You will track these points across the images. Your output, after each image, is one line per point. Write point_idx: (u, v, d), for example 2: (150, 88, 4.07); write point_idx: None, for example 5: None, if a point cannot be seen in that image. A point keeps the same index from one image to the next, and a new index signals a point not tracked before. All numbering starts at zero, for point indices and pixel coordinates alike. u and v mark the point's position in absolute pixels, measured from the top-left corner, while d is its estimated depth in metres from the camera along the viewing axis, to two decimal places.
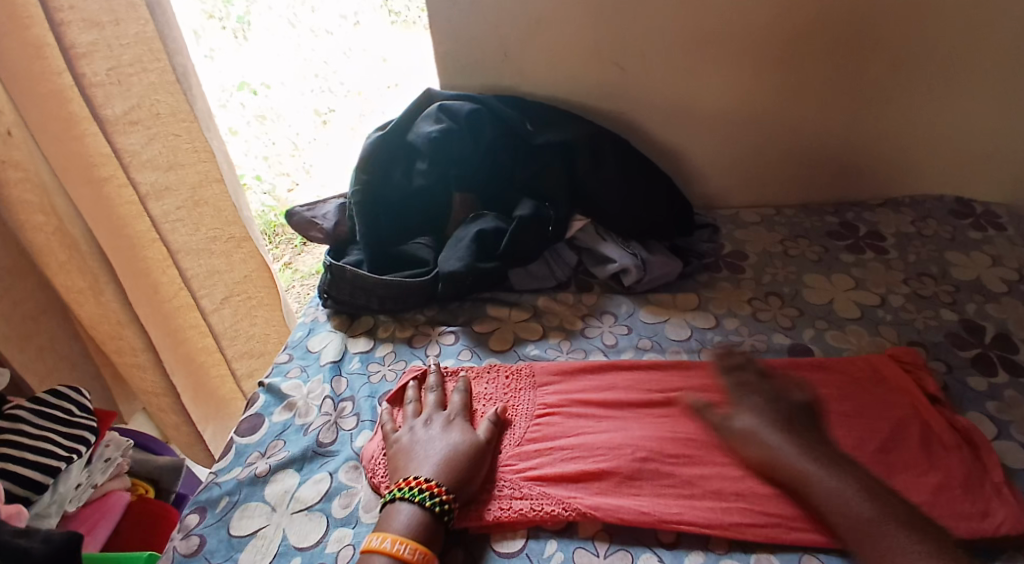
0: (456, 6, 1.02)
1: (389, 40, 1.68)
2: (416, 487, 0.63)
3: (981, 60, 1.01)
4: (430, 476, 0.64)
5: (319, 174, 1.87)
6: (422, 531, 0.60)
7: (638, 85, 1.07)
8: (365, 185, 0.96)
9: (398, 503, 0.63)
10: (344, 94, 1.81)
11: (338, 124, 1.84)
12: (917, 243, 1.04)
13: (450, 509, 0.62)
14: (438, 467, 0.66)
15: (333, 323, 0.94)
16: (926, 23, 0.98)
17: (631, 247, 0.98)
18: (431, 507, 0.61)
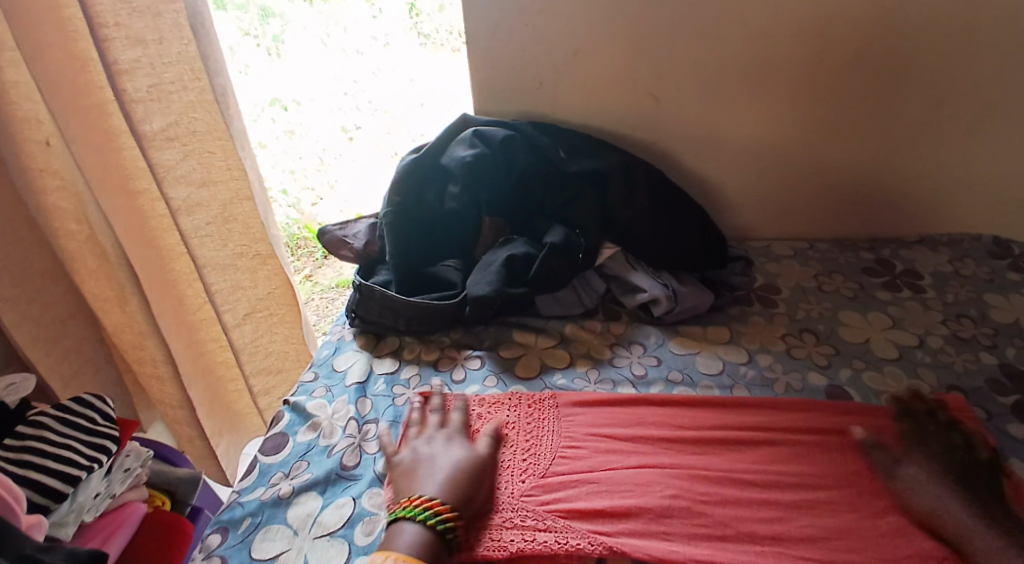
0: (494, 34, 1.03)
1: (417, 62, 1.74)
2: (419, 505, 0.63)
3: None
4: (432, 494, 0.64)
5: (342, 189, 1.88)
6: (424, 549, 0.60)
7: (672, 117, 1.07)
8: (396, 206, 0.96)
9: (401, 522, 0.62)
10: (371, 112, 1.85)
11: (365, 140, 1.86)
12: (955, 283, 1.01)
13: (454, 528, 0.62)
14: (439, 483, 0.66)
15: (359, 342, 0.94)
16: (969, 60, 0.97)
17: (662, 277, 0.97)
18: (433, 525, 0.61)
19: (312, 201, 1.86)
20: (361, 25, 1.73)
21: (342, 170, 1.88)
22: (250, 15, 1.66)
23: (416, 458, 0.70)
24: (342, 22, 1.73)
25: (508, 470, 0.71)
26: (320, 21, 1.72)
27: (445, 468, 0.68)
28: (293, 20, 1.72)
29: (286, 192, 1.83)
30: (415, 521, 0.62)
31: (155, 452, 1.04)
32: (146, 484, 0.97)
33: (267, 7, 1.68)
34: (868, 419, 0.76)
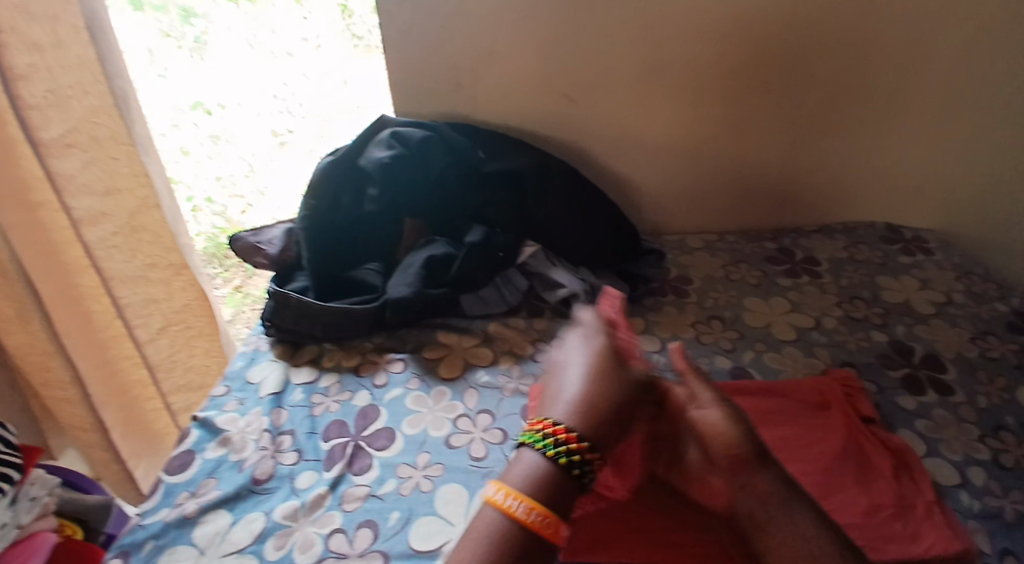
0: (409, 35, 1.03)
1: (349, 61, 1.64)
2: (544, 432, 0.58)
3: (910, 98, 1.08)
4: (558, 418, 0.60)
5: (275, 196, 1.77)
6: (542, 487, 0.55)
7: (588, 117, 1.11)
8: (312, 211, 0.95)
9: (523, 450, 0.59)
10: (303, 116, 1.73)
11: (297, 146, 1.74)
12: (849, 268, 1.09)
13: (585, 463, 0.57)
14: (571, 409, 0.61)
15: (275, 352, 0.92)
16: (863, 58, 1.04)
17: (580, 272, 1.00)
18: (559, 459, 0.56)
19: (241, 208, 1.76)
20: (289, 28, 1.62)
21: (272, 176, 1.77)
22: (170, 15, 1.54)
23: (563, 365, 0.67)
24: (270, 25, 1.61)
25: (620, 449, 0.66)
26: (245, 21, 1.60)
27: (573, 383, 0.63)
28: (218, 20, 1.59)
29: (211, 200, 1.74)
30: (541, 452, 0.57)
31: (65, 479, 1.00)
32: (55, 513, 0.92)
33: (189, 7, 1.55)
34: (774, 398, 0.80)
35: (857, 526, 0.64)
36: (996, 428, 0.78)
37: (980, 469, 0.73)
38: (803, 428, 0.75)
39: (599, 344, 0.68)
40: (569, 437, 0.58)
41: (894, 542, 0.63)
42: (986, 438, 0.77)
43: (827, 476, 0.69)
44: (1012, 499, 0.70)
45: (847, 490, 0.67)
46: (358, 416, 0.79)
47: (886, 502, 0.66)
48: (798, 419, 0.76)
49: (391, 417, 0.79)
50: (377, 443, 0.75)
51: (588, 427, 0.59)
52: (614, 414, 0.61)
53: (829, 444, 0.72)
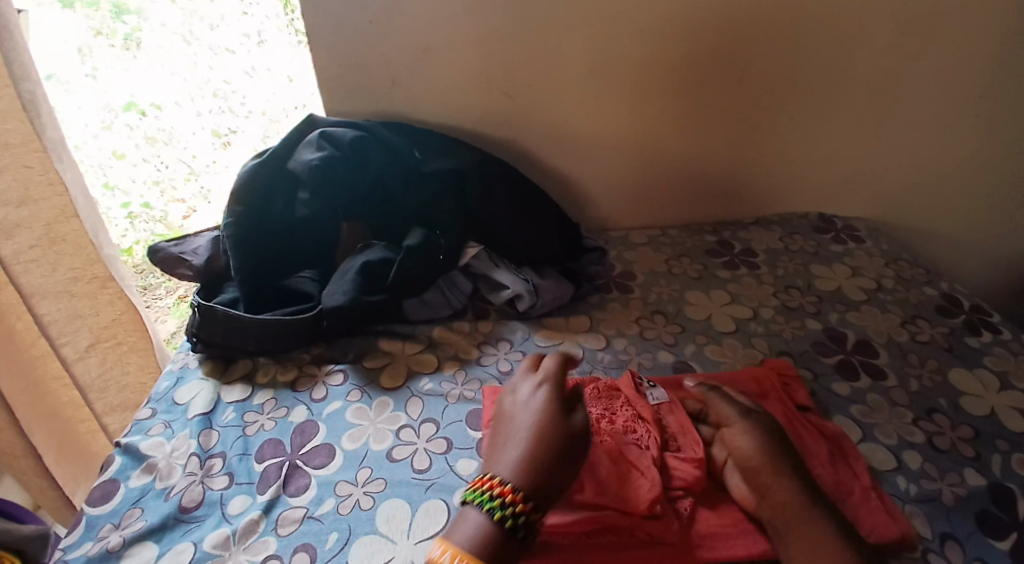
0: (339, 32, 1.00)
1: (296, 58, 1.51)
2: (486, 489, 0.60)
3: (843, 93, 1.10)
4: (503, 476, 0.61)
5: (219, 199, 1.61)
6: (483, 543, 0.57)
7: (527, 114, 1.10)
8: (241, 218, 0.89)
9: (467, 507, 0.60)
10: (247, 117, 1.57)
11: (240, 149, 1.58)
12: (786, 258, 1.11)
13: (522, 521, 0.58)
14: (515, 465, 0.61)
15: (204, 369, 0.87)
16: (797, 54, 1.06)
17: (523, 272, 0.99)
18: (497, 516, 0.58)
19: (181, 212, 1.59)
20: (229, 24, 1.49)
21: (214, 181, 1.59)
22: (100, 9, 1.40)
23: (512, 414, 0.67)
24: (209, 20, 1.49)
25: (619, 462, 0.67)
26: (181, 16, 1.48)
27: (520, 438, 0.63)
28: (151, 16, 1.47)
29: (148, 205, 1.56)
30: (481, 509, 0.58)
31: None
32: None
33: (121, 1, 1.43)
34: None
35: None
36: (929, 410, 0.81)
37: (916, 452, 0.76)
38: None
39: (545, 397, 0.67)
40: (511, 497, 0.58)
41: None
42: (919, 421, 0.80)
43: None
44: (947, 481, 0.72)
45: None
46: (295, 433, 0.76)
47: (825, 490, 0.68)
48: None
49: (330, 432, 0.76)
50: (315, 461, 0.72)
51: (529, 485, 0.60)
52: (561, 462, 0.62)
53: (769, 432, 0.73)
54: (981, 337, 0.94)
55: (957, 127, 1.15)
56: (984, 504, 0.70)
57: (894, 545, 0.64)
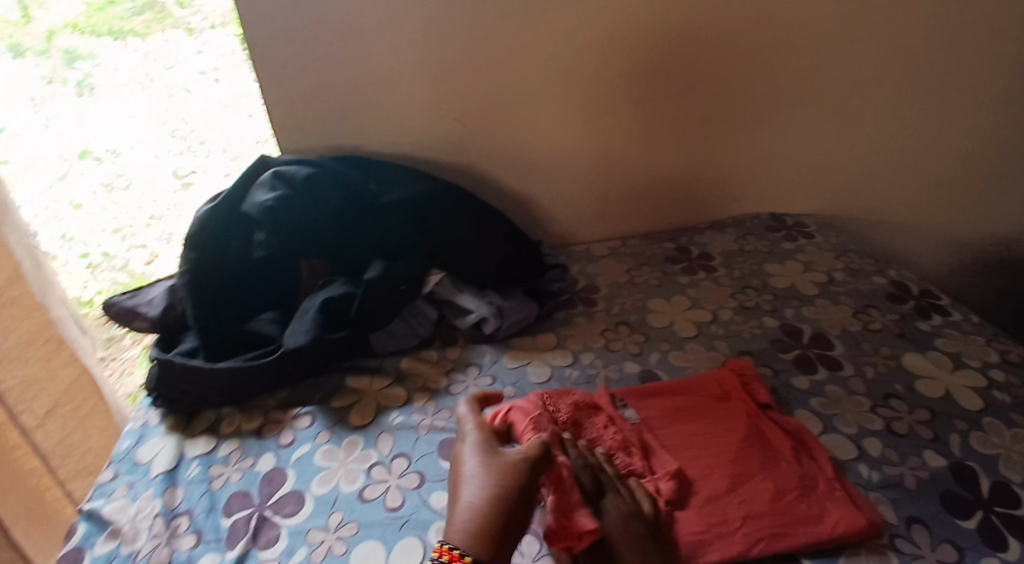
0: (284, 72, 1.00)
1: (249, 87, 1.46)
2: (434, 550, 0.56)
3: (782, 94, 1.13)
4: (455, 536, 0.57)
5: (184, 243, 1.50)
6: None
7: (478, 139, 1.11)
8: (194, 265, 0.87)
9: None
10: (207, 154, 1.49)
11: (204, 187, 1.49)
12: (740, 259, 1.14)
13: None
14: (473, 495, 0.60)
15: (166, 425, 0.85)
16: (730, 62, 1.08)
17: (487, 295, 0.98)
18: None
19: (143, 257, 1.48)
20: (184, 65, 1.43)
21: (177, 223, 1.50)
22: (51, 56, 1.27)
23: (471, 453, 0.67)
24: (166, 64, 1.42)
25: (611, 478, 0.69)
26: (135, 59, 1.39)
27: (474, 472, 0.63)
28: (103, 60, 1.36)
29: (109, 253, 1.45)
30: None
31: None
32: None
33: (74, 45, 1.31)
34: (678, 397, 0.81)
35: (767, 513, 0.66)
36: (885, 396, 0.84)
37: (875, 439, 0.77)
38: (708, 423, 0.77)
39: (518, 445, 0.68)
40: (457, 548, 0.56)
41: (802, 525, 0.65)
42: (877, 408, 0.82)
43: (735, 464, 0.71)
44: (909, 465, 0.74)
45: (754, 478, 0.70)
46: (263, 482, 0.75)
47: (790, 486, 0.69)
48: (703, 414, 0.78)
49: (299, 478, 0.74)
50: (285, 509, 0.71)
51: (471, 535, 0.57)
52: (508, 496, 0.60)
53: (733, 437, 0.75)
54: (931, 320, 0.96)
55: (893, 120, 1.19)
56: (948, 484, 0.72)
57: (863, 533, 0.65)
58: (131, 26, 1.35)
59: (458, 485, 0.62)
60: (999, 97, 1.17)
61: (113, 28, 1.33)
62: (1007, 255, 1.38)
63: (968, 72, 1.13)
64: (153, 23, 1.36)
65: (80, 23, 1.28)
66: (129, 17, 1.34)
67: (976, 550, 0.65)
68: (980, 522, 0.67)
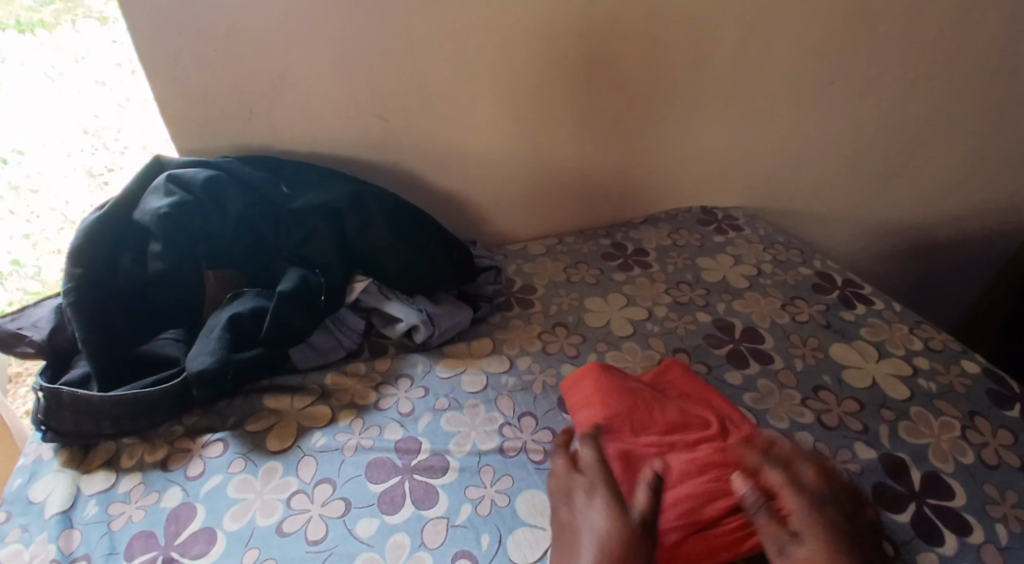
0: (182, 64, 0.91)
1: None
2: None
3: (708, 88, 1.13)
4: None
5: None
6: None
7: (403, 136, 1.05)
8: (81, 281, 0.77)
9: None
10: (124, 151, 1.14)
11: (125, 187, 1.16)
12: (674, 254, 1.13)
13: None
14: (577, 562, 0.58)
15: (60, 460, 0.76)
16: (658, 57, 1.07)
17: (417, 302, 0.93)
18: None
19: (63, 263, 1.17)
20: (99, 59, 1.06)
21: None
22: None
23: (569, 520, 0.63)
24: (79, 57, 1.05)
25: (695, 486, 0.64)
26: (42, 53, 1.04)
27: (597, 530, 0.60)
28: None
29: (17, 262, 1.14)
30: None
31: None
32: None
33: None
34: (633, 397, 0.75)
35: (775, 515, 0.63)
36: (814, 388, 0.84)
37: (806, 433, 0.78)
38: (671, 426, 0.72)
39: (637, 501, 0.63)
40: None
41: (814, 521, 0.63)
42: (807, 401, 0.82)
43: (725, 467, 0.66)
44: (840, 458, 0.74)
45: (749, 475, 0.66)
46: (170, 520, 0.67)
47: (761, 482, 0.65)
48: (662, 416, 0.73)
49: (210, 514, 0.67)
50: (194, 549, 0.64)
51: None
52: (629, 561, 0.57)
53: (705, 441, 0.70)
54: (855, 310, 0.98)
55: (814, 114, 1.21)
56: (879, 477, 0.72)
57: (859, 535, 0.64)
58: (40, 17, 1.02)
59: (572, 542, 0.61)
60: (910, 89, 1.20)
61: (20, 20, 1.01)
62: (922, 240, 1.44)
63: (881, 66, 1.16)
64: (62, 11, 1.02)
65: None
66: (36, 7, 1.01)
67: (912, 545, 0.65)
68: (914, 515, 0.68)
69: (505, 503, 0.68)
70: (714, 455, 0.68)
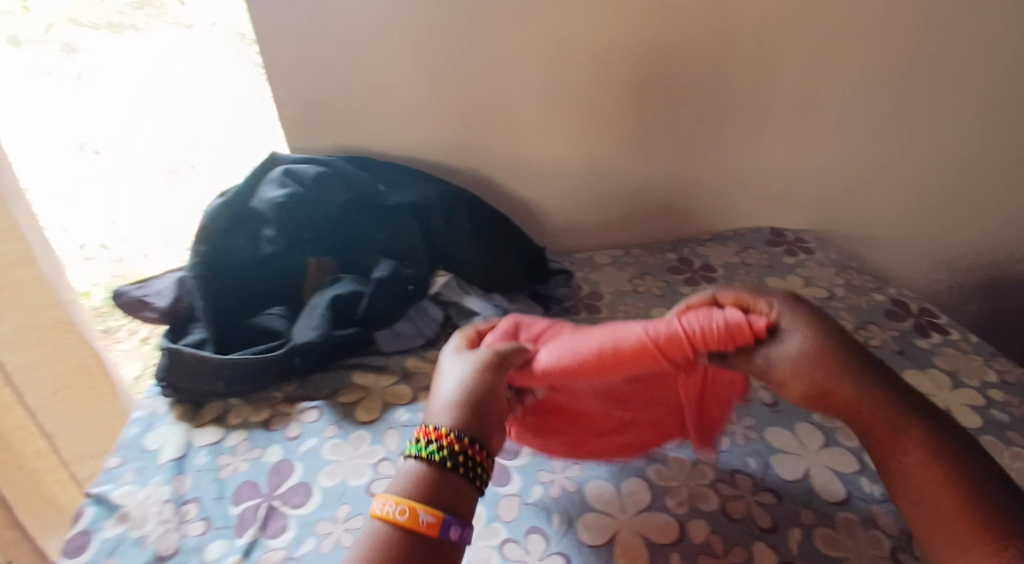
0: (296, 70, 1.01)
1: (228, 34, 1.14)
2: (417, 440, 0.58)
3: (781, 113, 1.16)
4: (439, 423, 0.59)
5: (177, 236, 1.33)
6: (419, 486, 0.55)
7: (485, 146, 1.13)
8: (202, 258, 0.87)
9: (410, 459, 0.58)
10: (199, 147, 1.26)
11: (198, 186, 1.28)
12: (742, 271, 1.16)
13: (460, 457, 0.57)
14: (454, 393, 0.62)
15: (174, 414, 0.85)
16: (734, 79, 1.11)
17: (494, 298, 0.99)
18: (433, 459, 0.56)
19: (141, 249, 1.32)
20: (178, 58, 1.17)
21: (171, 216, 1.31)
22: (49, 47, 1.08)
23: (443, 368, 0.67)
24: (162, 59, 1.17)
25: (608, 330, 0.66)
26: (128, 52, 1.15)
27: (449, 385, 0.63)
28: (86, 37, 1.11)
29: (104, 245, 1.29)
30: (419, 459, 0.57)
31: None
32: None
33: (71, 37, 1.10)
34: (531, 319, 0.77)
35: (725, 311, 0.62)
36: None
37: None
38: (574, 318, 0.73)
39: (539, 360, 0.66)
40: (456, 443, 0.57)
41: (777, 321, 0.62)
42: None
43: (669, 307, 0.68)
44: None
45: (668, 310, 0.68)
46: (272, 473, 0.75)
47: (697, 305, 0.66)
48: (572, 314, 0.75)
49: (307, 471, 0.75)
50: (293, 500, 0.72)
51: (461, 424, 0.59)
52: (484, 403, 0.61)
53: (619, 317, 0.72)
54: (930, 338, 0.99)
55: (888, 143, 1.22)
56: None
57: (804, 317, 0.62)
58: (130, 20, 1.12)
59: (438, 385, 0.65)
60: (991, 120, 1.20)
61: (112, 21, 1.11)
62: (998, 276, 1.41)
63: (960, 98, 1.17)
64: (149, 14, 1.13)
65: (77, 14, 1.08)
66: (126, 10, 1.11)
67: None
68: None
69: (574, 489, 0.73)
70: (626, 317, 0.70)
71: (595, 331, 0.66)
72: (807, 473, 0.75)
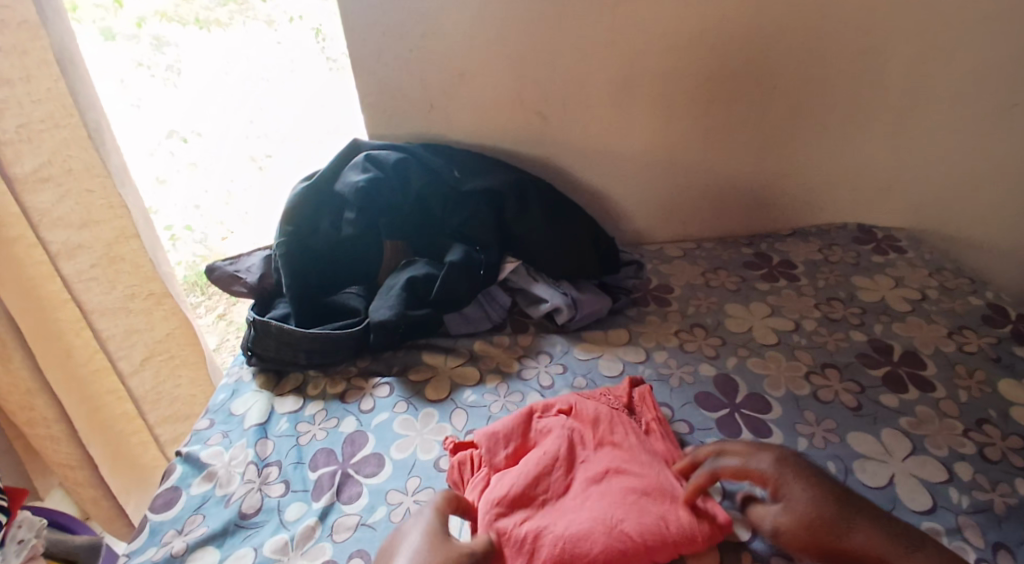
0: (381, 58, 1.04)
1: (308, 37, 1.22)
2: None
3: (876, 104, 1.10)
4: None
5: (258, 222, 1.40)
6: None
7: (560, 135, 1.12)
8: (289, 237, 0.92)
9: None
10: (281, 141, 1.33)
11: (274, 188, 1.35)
12: (825, 269, 1.11)
13: None
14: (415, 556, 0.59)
15: (258, 382, 0.91)
16: (826, 68, 1.06)
17: (562, 286, 1.00)
18: None
19: (224, 235, 1.41)
20: (264, 57, 1.24)
21: (255, 202, 1.39)
22: (140, 42, 1.17)
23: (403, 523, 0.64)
24: (248, 55, 1.24)
25: (578, 499, 0.66)
26: (217, 47, 1.23)
27: (412, 552, 0.60)
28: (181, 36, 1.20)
29: (190, 228, 1.37)
30: None
31: (51, 520, 1.08)
32: (45, 555, 1.01)
33: (161, 32, 1.18)
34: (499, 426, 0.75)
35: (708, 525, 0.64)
36: (978, 420, 0.81)
37: (966, 463, 0.75)
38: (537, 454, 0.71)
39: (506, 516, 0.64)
40: None
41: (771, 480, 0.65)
42: (970, 432, 0.79)
43: (635, 473, 0.69)
44: (1000, 491, 0.72)
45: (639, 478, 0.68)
46: (346, 442, 0.79)
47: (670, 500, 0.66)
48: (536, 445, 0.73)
49: (379, 442, 0.78)
50: (366, 469, 0.75)
51: None
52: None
53: (581, 457, 0.71)
54: None
55: (997, 137, 1.13)
56: None
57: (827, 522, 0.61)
58: (216, 16, 1.20)
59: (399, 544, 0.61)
60: None
61: (199, 17, 1.19)
62: None
63: None
64: (235, 12, 1.20)
65: (167, 10, 1.17)
66: (212, 7, 1.19)
67: None
68: None
69: None
70: (591, 472, 0.69)
71: (558, 487, 0.67)
72: (892, 481, 0.73)
